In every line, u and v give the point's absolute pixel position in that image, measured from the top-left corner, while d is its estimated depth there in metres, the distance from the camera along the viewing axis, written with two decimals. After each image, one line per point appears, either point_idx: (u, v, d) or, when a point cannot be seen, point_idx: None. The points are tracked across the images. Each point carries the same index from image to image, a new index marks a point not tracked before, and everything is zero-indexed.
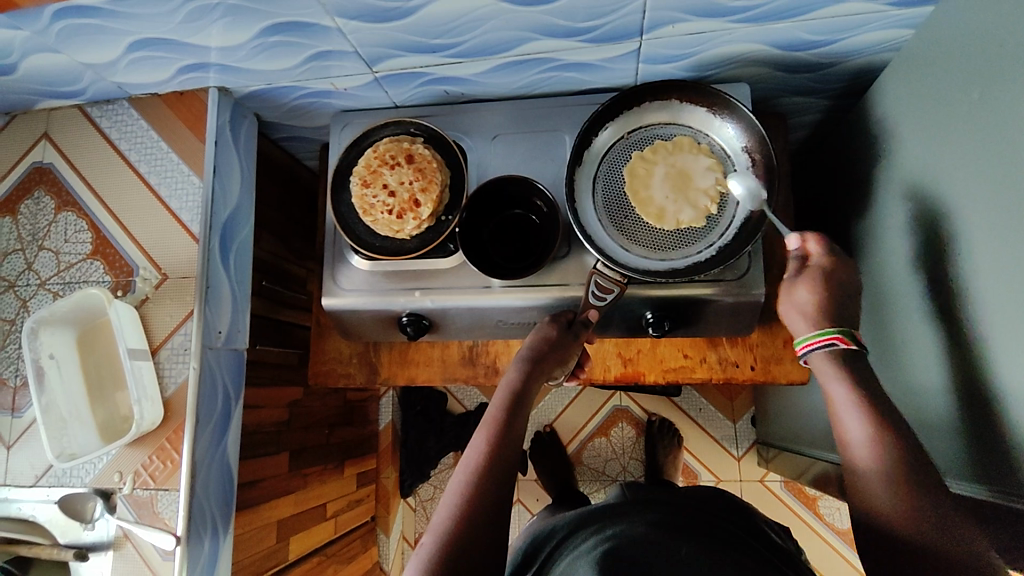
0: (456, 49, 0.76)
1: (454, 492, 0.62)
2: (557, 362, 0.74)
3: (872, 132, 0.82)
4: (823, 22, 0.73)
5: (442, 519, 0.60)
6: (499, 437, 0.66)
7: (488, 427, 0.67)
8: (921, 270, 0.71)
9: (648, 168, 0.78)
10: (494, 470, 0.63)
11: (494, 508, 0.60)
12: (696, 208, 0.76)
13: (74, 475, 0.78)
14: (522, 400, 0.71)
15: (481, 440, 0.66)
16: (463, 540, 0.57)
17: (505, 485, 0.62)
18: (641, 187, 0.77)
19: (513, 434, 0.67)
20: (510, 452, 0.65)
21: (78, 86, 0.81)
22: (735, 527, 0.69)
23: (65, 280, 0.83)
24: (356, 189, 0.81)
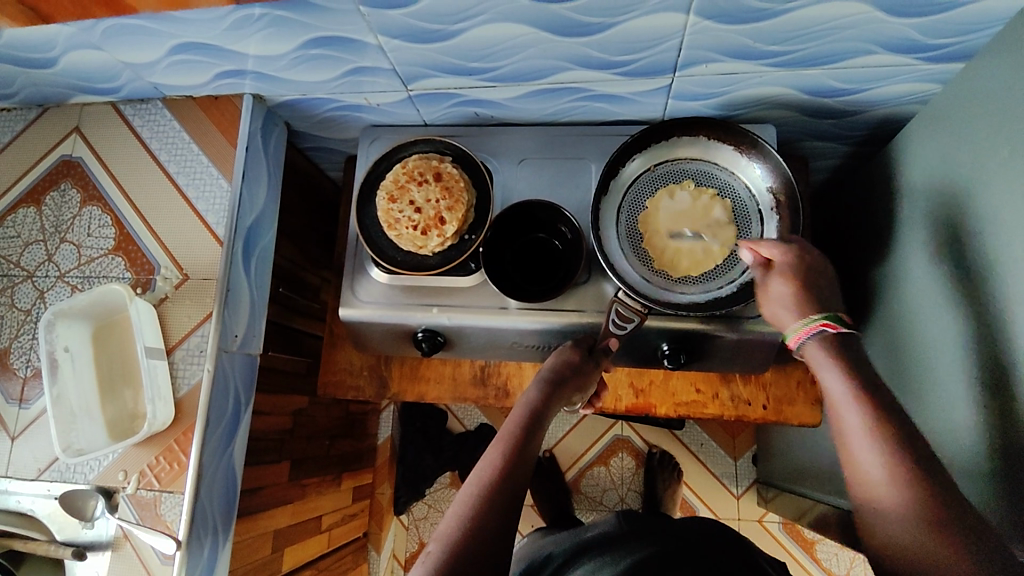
0: (491, 73, 0.77)
1: (461, 503, 0.61)
2: (576, 388, 0.74)
3: (894, 181, 0.83)
4: (852, 71, 0.75)
5: (448, 529, 0.59)
6: (514, 454, 0.65)
7: (502, 444, 0.67)
8: (942, 322, 0.71)
9: (655, 232, 0.78)
10: (506, 487, 0.62)
11: (503, 525, 0.59)
12: (714, 212, 0.78)
13: (78, 471, 0.76)
14: (540, 419, 0.70)
15: (495, 454, 0.65)
16: (467, 552, 0.56)
17: (515, 504, 0.62)
18: (678, 253, 0.77)
19: (527, 452, 0.66)
20: (524, 472, 0.64)
21: (115, 83, 0.82)
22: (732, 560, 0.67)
23: (85, 274, 0.83)
24: (383, 203, 0.81)
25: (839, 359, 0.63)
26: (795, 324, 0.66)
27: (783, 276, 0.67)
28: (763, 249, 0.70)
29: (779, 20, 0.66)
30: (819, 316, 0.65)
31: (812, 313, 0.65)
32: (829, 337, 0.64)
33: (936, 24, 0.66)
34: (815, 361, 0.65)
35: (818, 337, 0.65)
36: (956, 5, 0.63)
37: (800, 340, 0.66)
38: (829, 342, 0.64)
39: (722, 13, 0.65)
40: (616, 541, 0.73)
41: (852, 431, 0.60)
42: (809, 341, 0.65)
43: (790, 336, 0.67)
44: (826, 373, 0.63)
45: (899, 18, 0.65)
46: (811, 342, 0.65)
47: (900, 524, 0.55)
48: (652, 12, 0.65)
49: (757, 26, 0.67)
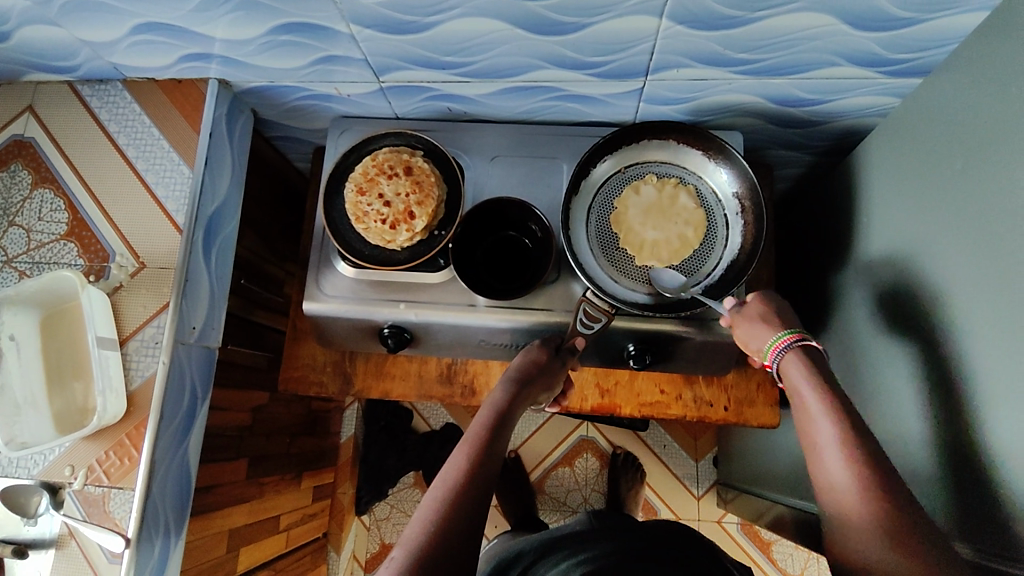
0: (465, 68, 0.77)
1: (427, 506, 0.60)
2: (541, 389, 0.74)
3: (853, 191, 0.86)
4: (816, 81, 0.77)
5: (414, 533, 0.58)
6: (480, 456, 0.64)
7: (469, 444, 0.66)
8: (896, 327, 0.73)
9: (631, 230, 0.79)
10: (472, 489, 0.61)
11: (470, 529, 0.59)
12: (685, 202, 0.79)
13: (21, 466, 0.73)
14: (506, 421, 0.70)
15: (462, 456, 0.65)
16: (434, 557, 0.56)
17: (482, 507, 0.61)
18: (658, 247, 0.78)
19: (495, 452, 0.66)
20: (490, 473, 0.64)
21: (73, 62, 0.79)
22: (697, 553, 0.69)
23: (34, 260, 0.79)
24: (351, 195, 0.80)
25: (814, 374, 0.65)
26: (772, 337, 0.69)
27: (754, 317, 0.72)
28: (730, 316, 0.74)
29: (749, 28, 0.67)
30: (786, 331, 0.69)
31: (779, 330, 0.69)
32: (801, 347, 0.67)
33: (897, 38, 0.68)
34: (791, 374, 0.67)
35: (791, 349, 0.68)
36: (916, 21, 0.65)
37: (777, 352, 0.69)
38: (805, 358, 0.67)
39: (694, 18, 0.66)
40: (586, 540, 0.73)
41: (824, 439, 0.61)
42: (784, 353, 0.68)
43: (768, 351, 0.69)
44: (799, 381, 0.65)
45: (862, 32, 0.67)
46: (788, 356, 0.68)
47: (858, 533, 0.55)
48: (625, 14, 0.65)
49: (727, 33, 0.68)
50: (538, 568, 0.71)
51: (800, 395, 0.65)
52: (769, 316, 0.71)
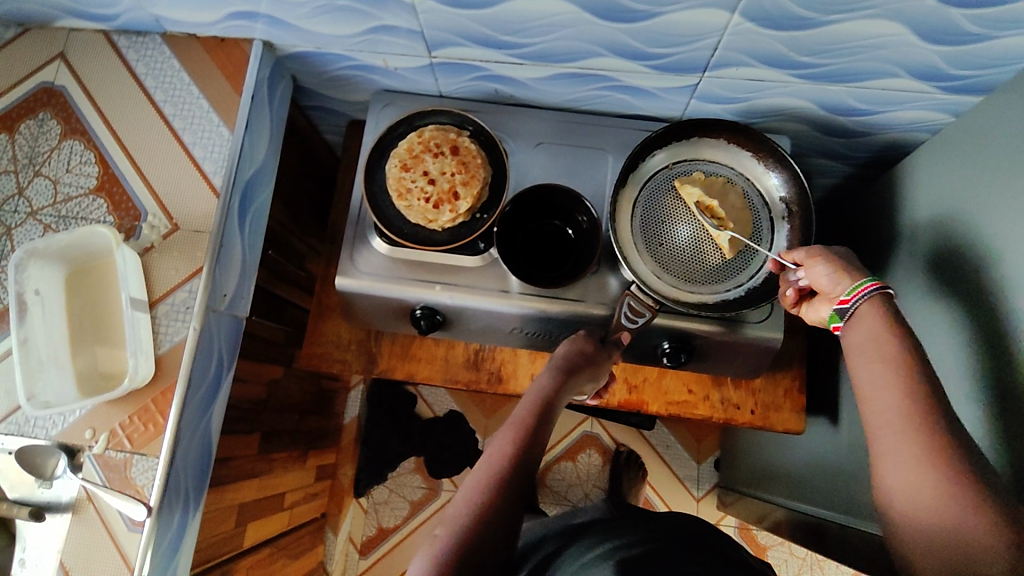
0: (521, 50, 0.75)
1: (471, 487, 0.59)
2: (588, 376, 0.72)
3: (893, 205, 0.86)
4: (872, 91, 0.76)
5: (458, 514, 0.57)
6: (527, 442, 0.63)
7: (514, 429, 0.64)
8: (935, 342, 0.74)
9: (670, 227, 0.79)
10: (517, 474, 0.60)
11: (513, 515, 0.58)
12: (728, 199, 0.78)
13: (38, 426, 0.70)
14: (553, 407, 0.68)
15: (508, 439, 0.63)
16: (477, 541, 0.56)
17: (525, 494, 0.60)
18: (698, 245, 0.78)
19: (539, 439, 0.64)
20: (535, 461, 0.62)
21: (113, 10, 0.76)
22: (724, 547, 0.70)
23: (60, 214, 0.76)
24: (394, 170, 0.78)
25: (890, 320, 0.60)
26: (852, 285, 0.63)
27: (823, 257, 0.66)
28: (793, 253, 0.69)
29: (818, 31, 0.66)
30: (870, 277, 0.63)
31: (861, 278, 0.64)
32: (884, 295, 0.62)
33: (962, 54, 0.68)
34: (858, 312, 0.62)
35: (871, 298, 0.62)
36: (986, 37, 0.65)
37: (857, 298, 0.63)
38: (882, 300, 0.61)
39: (766, 16, 0.65)
40: (613, 525, 0.72)
41: (878, 382, 0.58)
42: (861, 303, 0.62)
43: (847, 296, 0.63)
44: (870, 323, 0.61)
45: (929, 44, 0.67)
46: (866, 301, 0.62)
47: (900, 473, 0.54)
48: (697, 7, 0.64)
49: (795, 35, 0.67)
50: (563, 549, 0.70)
51: (869, 339, 0.60)
52: (843, 260, 0.66)
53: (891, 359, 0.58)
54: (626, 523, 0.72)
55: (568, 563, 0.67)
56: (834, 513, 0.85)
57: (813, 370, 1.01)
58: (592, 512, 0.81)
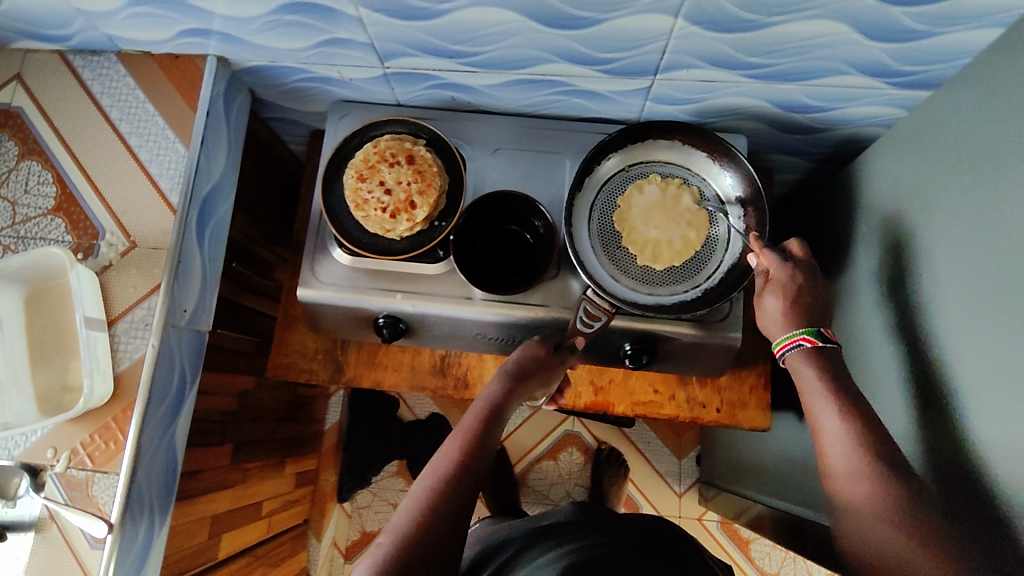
0: (472, 58, 0.75)
1: (416, 494, 0.60)
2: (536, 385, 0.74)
3: (851, 200, 0.86)
4: (823, 89, 0.77)
5: (401, 521, 0.58)
6: (472, 449, 0.64)
7: (461, 435, 0.66)
8: (890, 337, 0.74)
9: (633, 228, 0.79)
10: (460, 480, 0.61)
11: (458, 516, 0.59)
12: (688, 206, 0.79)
13: (1, 447, 0.71)
14: (501, 414, 0.70)
15: (453, 448, 0.65)
16: (419, 546, 0.56)
17: (470, 499, 0.61)
18: (657, 248, 0.78)
19: (486, 443, 0.66)
20: (482, 463, 0.64)
21: (65, 31, 0.76)
22: (679, 547, 0.70)
23: (19, 234, 0.76)
24: (351, 181, 0.78)
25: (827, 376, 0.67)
26: (781, 333, 0.70)
27: (775, 289, 0.72)
28: (766, 266, 0.74)
29: (764, 32, 0.67)
30: (798, 331, 0.69)
31: (795, 327, 0.70)
32: (809, 350, 0.68)
33: (906, 51, 0.68)
34: (798, 371, 0.69)
35: (799, 349, 0.69)
36: (930, 34, 0.65)
37: (785, 350, 0.70)
38: (812, 356, 0.68)
39: (710, 19, 0.65)
40: (574, 528, 0.73)
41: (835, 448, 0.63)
42: (792, 352, 0.69)
43: (777, 346, 0.71)
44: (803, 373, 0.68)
45: (875, 42, 0.67)
46: (795, 354, 0.69)
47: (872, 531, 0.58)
48: (640, 12, 0.64)
49: (740, 36, 0.67)
50: (523, 550, 0.71)
51: (806, 390, 0.67)
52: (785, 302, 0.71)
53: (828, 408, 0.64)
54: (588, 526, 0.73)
55: (523, 564, 0.68)
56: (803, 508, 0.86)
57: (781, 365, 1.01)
58: (557, 514, 0.82)
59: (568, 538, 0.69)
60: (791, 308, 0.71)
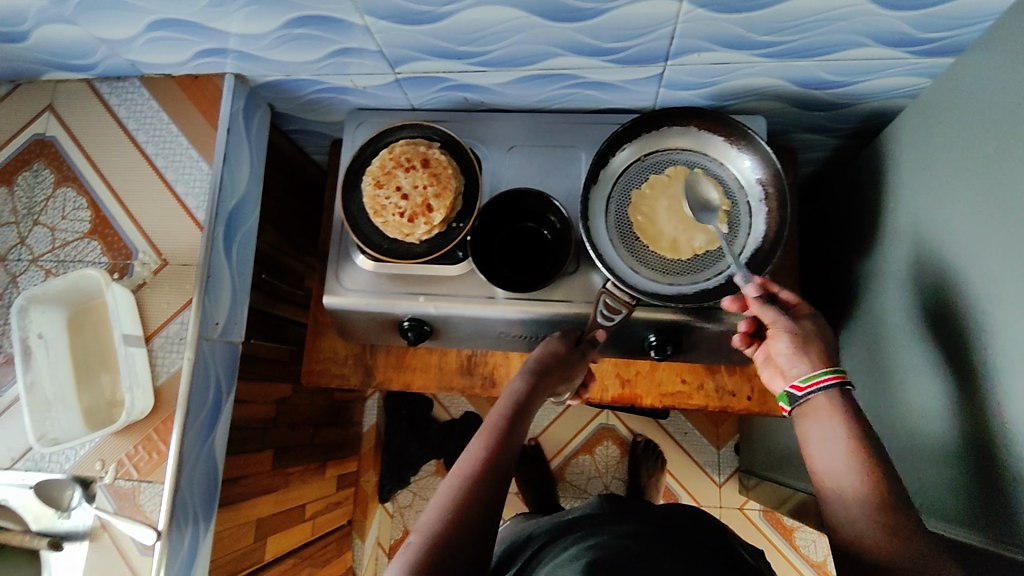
0: (480, 58, 0.75)
1: (447, 490, 0.62)
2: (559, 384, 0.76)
3: (880, 177, 0.83)
4: (842, 63, 0.74)
5: (432, 516, 0.59)
6: (498, 447, 0.66)
7: (488, 432, 0.68)
8: (927, 315, 0.72)
9: (654, 192, 0.79)
10: (491, 476, 0.63)
11: (487, 511, 0.61)
12: (708, 234, 0.77)
13: (53, 461, 0.75)
14: (525, 411, 0.72)
15: (481, 447, 0.66)
16: (450, 542, 0.57)
17: (499, 496, 0.62)
18: (643, 206, 0.79)
19: (512, 440, 0.68)
20: (508, 460, 0.66)
21: (91, 60, 0.79)
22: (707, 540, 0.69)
23: (59, 258, 0.80)
24: (369, 189, 0.79)
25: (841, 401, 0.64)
26: (815, 371, 0.65)
27: (814, 316, 0.69)
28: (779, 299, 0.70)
29: (774, 9, 0.64)
30: (830, 369, 0.64)
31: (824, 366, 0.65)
32: (837, 390, 0.64)
33: (929, 17, 0.65)
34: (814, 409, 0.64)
35: (829, 389, 0.64)
36: None
37: (813, 389, 0.65)
38: (839, 395, 0.64)
39: (717, 1, 0.63)
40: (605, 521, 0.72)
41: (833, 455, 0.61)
42: (824, 391, 0.64)
43: (802, 383, 0.65)
44: (823, 413, 0.64)
45: (894, 11, 0.64)
46: (824, 394, 0.64)
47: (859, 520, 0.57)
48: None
49: (749, 16, 0.65)
50: (548, 546, 0.71)
51: (815, 414, 0.64)
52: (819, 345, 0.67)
53: (841, 449, 0.60)
54: (615, 517, 0.72)
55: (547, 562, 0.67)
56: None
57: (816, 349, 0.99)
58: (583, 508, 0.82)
59: (591, 531, 0.69)
60: (822, 331, 0.68)
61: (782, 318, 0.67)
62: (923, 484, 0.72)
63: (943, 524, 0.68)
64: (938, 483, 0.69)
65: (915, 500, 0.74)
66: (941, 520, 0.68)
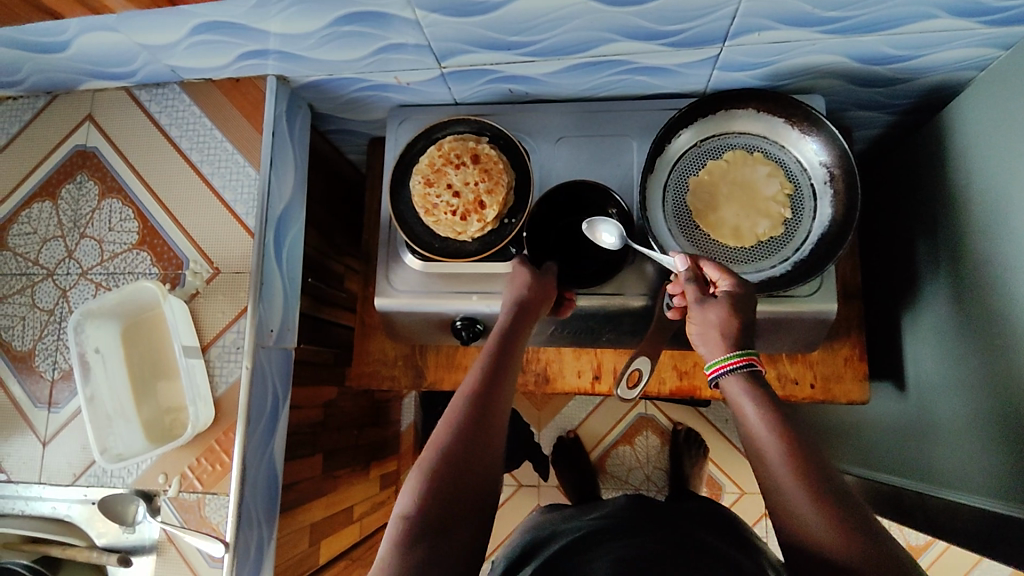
0: (530, 48, 0.73)
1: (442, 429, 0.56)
2: (543, 304, 0.72)
3: (944, 154, 0.80)
4: (909, 37, 0.70)
5: (438, 433, 0.56)
6: (496, 364, 0.62)
7: (484, 354, 0.64)
8: (1005, 296, 0.69)
9: (714, 179, 0.76)
10: (487, 409, 0.58)
11: (492, 430, 0.57)
12: (772, 220, 0.75)
13: (115, 476, 0.75)
14: (515, 342, 0.66)
15: (477, 372, 0.61)
16: (455, 462, 0.54)
17: (500, 417, 0.59)
18: (704, 194, 0.76)
19: (511, 360, 0.64)
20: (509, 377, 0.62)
21: (131, 67, 0.77)
22: (735, 552, 0.65)
23: (109, 270, 0.79)
24: (419, 187, 0.78)
25: (753, 381, 0.58)
26: (720, 354, 0.60)
27: (722, 301, 0.63)
28: (716, 290, 0.65)
29: None
30: (738, 352, 0.60)
31: (733, 349, 0.60)
32: (746, 374, 0.59)
33: None
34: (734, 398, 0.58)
35: (736, 372, 0.59)
36: None
37: (721, 372, 0.60)
38: (748, 379, 0.59)
39: None
40: (665, 522, 0.70)
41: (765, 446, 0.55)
42: (732, 374, 0.59)
43: (711, 367, 0.61)
44: (736, 394, 0.59)
45: None
46: (731, 377, 0.59)
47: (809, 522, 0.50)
48: None
49: None
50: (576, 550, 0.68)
51: (735, 398, 0.58)
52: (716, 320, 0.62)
53: (768, 436, 0.54)
54: (645, 525, 0.69)
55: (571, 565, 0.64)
56: (898, 476, 0.88)
57: (875, 333, 0.97)
58: (608, 507, 0.78)
59: (621, 539, 0.65)
60: (732, 321, 0.61)
61: (694, 302, 0.64)
62: (985, 464, 0.71)
63: (1011, 506, 0.66)
64: (1004, 464, 0.68)
65: (976, 481, 0.72)
66: (997, 500, 0.68)
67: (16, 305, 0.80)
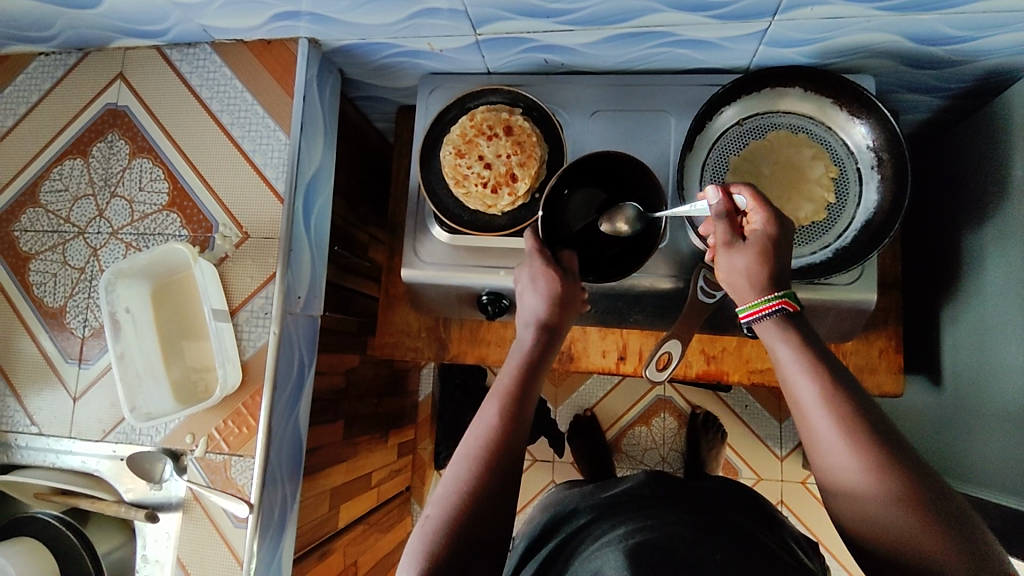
0: (570, 16, 0.70)
1: (447, 489, 0.56)
2: (567, 320, 0.66)
3: (998, 142, 0.77)
4: (971, 17, 0.66)
5: (447, 493, 0.55)
6: (512, 411, 0.59)
7: (500, 395, 0.61)
8: None
9: (755, 158, 0.74)
10: (495, 473, 0.56)
11: (503, 489, 0.56)
12: (815, 204, 0.73)
13: (143, 434, 0.76)
14: (534, 373, 0.63)
15: (490, 419, 0.59)
16: (461, 539, 0.53)
17: (512, 471, 0.57)
18: (745, 174, 0.74)
19: (527, 405, 0.61)
20: (524, 428, 0.59)
21: (162, 25, 0.76)
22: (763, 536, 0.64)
23: (139, 231, 0.79)
24: (450, 158, 0.76)
25: (796, 341, 0.55)
26: (749, 301, 0.58)
27: (753, 244, 0.59)
28: (749, 226, 0.61)
29: None
30: (774, 296, 0.57)
31: (768, 292, 0.57)
32: (783, 318, 0.57)
33: None
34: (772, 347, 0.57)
35: (771, 317, 0.57)
36: None
37: (752, 319, 0.58)
38: (784, 322, 0.57)
39: None
40: (688, 498, 0.70)
41: (822, 433, 0.52)
42: (764, 321, 0.57)
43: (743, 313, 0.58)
44: (792, 371, 0.54)
45: None
46: (766, 322, 0.57)
47: (881, 516, 0.49)
48: None
49: None
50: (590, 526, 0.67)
51: (785, 372, 0.55)
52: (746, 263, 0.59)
53: (826, 423, 0.51)
54: (665, 501, 0.68)
55: (591, 541, 0.63)
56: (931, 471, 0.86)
57: (908, 325, 0.95)
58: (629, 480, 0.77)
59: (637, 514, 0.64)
60: (762, 269, 0.58)
61: (725, 242, 0.60)
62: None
63: None
64: None
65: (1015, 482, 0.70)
66: None
67: (47, 262, 0.81)
